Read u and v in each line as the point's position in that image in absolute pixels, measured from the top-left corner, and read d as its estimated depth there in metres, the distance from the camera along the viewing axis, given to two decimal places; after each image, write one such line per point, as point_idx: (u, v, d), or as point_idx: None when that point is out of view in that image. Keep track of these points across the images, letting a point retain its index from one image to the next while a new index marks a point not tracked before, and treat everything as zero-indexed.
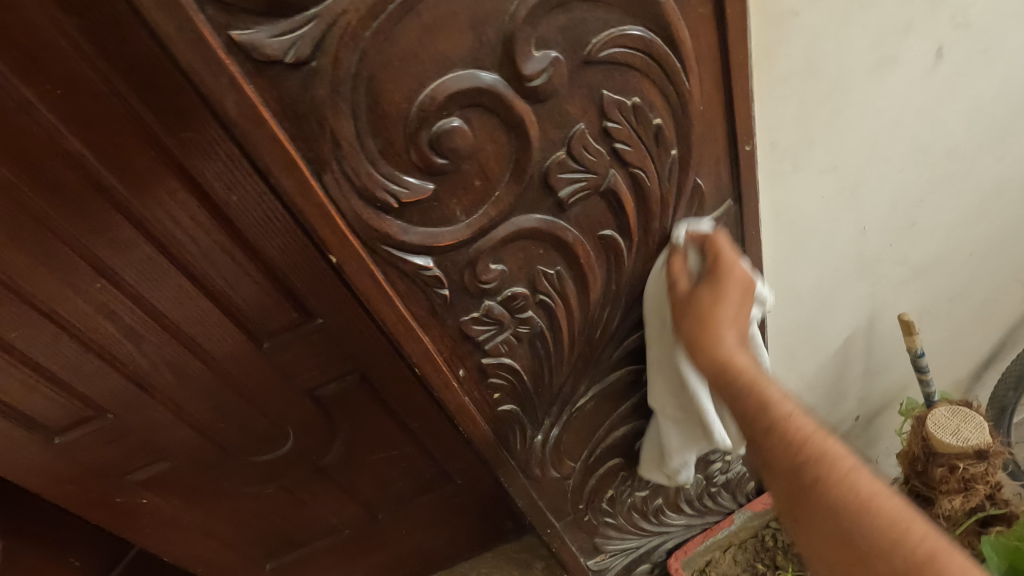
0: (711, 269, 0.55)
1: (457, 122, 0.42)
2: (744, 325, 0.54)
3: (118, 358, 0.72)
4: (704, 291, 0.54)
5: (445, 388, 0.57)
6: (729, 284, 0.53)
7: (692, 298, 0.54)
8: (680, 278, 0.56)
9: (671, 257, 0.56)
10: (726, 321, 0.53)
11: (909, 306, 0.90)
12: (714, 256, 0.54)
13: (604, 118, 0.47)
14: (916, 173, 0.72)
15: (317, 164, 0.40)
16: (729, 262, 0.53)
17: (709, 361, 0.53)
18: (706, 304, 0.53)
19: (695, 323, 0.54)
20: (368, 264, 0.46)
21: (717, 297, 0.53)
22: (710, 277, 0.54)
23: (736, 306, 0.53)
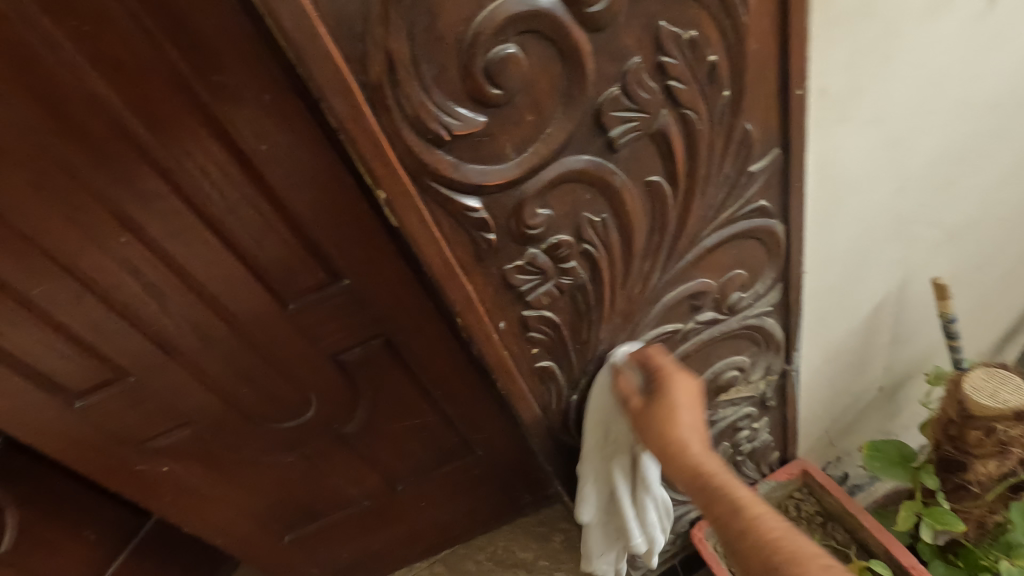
0: (656, 387, 0.60)
1: (513, 49, 0.41)
2: (701, 425, 0.58)
3: (141, 318, 0.70)
4: (654, 408, 0.59)
5: (486, 341, 0.55)
6: (673, 393, 0.58)
7: (646, 408, 0.59)
8: (630, 397, 0.61)
9: (615, 377, 0.62)
10: (679, 407, 0.58)
11: (941, 271, 0.89)
12: (659, 376, 0.60)
13: (660, 51, 0.46)
14: (959, 129, 0.71)
15: (370, 88, 0.38)
16: (670, 376, 0.59)
17: (657, 448, 0.57)
18: (654, 416, 0.58)
19: (653, 438, 0.58)
20: (417, 202, 0.44)
21: (666, 407, 0.58)
22: (658, 394, 0.59)
23: (686, 410, 0.58)
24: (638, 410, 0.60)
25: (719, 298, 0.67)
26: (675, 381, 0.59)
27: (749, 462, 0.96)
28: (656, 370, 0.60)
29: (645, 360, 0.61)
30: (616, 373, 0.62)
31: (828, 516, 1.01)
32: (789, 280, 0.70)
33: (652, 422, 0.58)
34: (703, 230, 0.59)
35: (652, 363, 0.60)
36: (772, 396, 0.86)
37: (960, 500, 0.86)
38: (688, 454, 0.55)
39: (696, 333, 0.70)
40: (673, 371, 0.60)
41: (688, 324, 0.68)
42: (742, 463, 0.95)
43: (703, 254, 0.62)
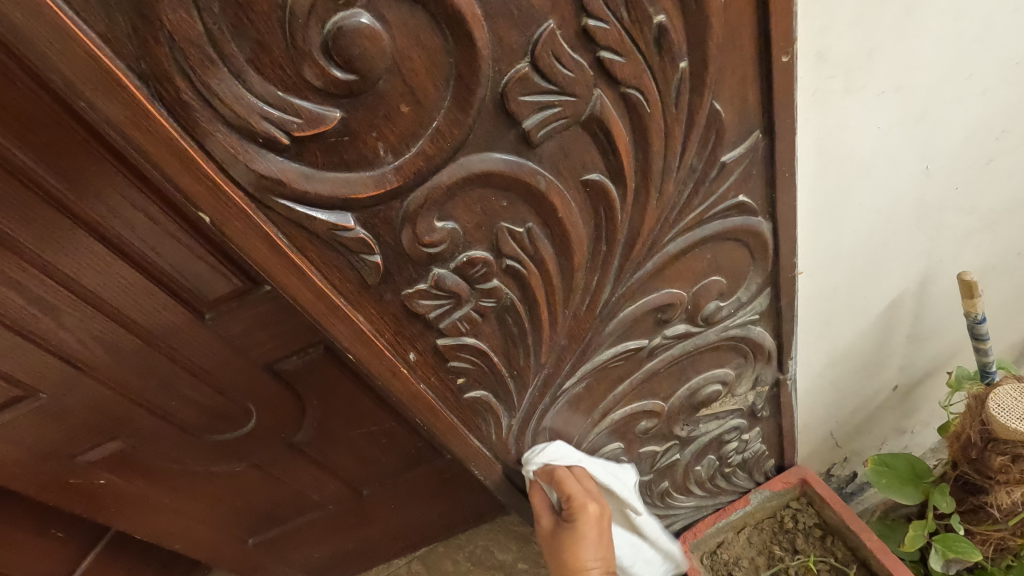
0: (567, 515, 0.62)
1: (365, 18, 0.29)
2: (603, 548, 0.63)
3: (35, 332, 0.60)
4: (565, 538, 0.63)
5: (394, 378, 0.46)
6: (584, 525, 0.61)
7: (558, 535, 0.64)
8: (544, 516, 0.64)
9: (531, 490, 0.63)
10: (586, 560, 0.63)
11: (972, 261, 0.76)
12: (570, 505, 0.61)
13: (584, 12, 0.34)
14: (1002, 95, 0.56)
15: (156, 81, 0.28)
16: (582, 506, 0.60)
17: (565, 572, 0.65)
18: (566, 543, 0.63)
19: (563, 562, 0.64)
20: (258, 223, 0.34)
21: (572, 544, 0.62)
22: (570, 527, 0.62)
23: (591, 537, 0.62)
24: (549, 525, 0.64)
25: (692, 310, 0.57)
26: (584, 511, 0.60)
27: (740, 473, 0.86)
28: (567, 498, 0.61)
29: (551, 478, 0.61)
30: (533, 485, 0.63)
31: (829, 529, 0.92)
32: (780, 285, 0.59)
33: (564, 542, 0.63)
34: (666, 236, 0.48)
35: (561, 488, 0.61)
36: (764, 407, 0.76)
37: (978, 521, 0.76)
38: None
39: (665, 350, 0.60)
40: (585, 504, 0.61)
41: (655, 339, 0.57)
42: (732, 473, 0.86)
43: (668, 262, 0.51)
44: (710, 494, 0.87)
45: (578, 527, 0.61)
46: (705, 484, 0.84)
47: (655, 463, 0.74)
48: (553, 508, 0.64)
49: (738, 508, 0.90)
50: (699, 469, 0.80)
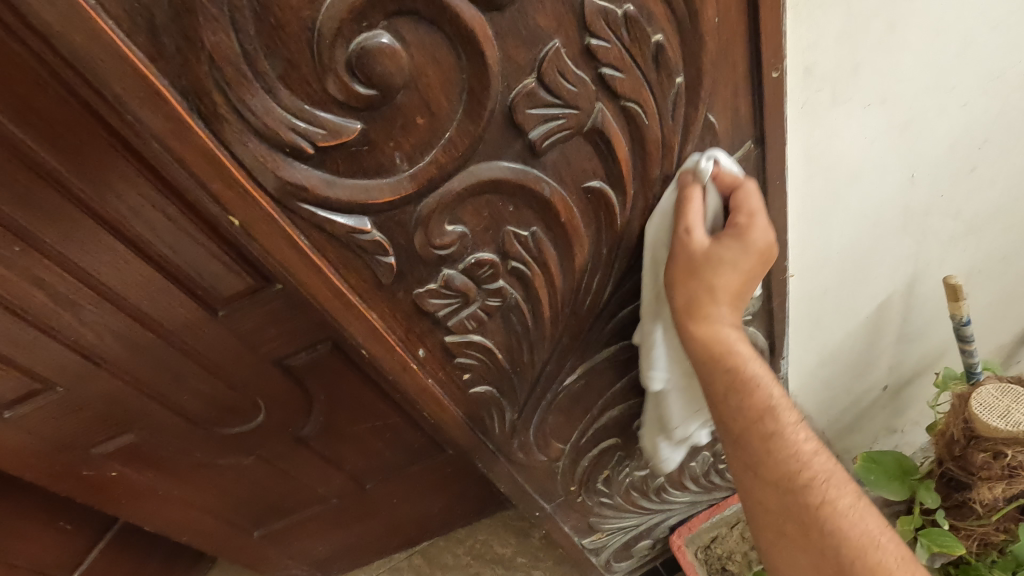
0: (733, 233, 0.46)
1: (386, 38, 0.32)
2: (744, 294, 0.49)
3: (56, 328, 0.63)
4: (723, 254, 0.46)
5: (404, 372, 0.48)
6: (751, 261, 0.46)
7: (707, 256, 0.46)
8: (697, 227, 0.45)
9: (688, 187, 0.45)
10: (723, 292, 0.47)
11: (957, 265, 0.78)
12: (742, 217, 0.46)
13: (586, 32, 0.36)
14: (983, 105, 0.59)
15: (194, 97, 0.30)
16: (752, 220, 0.46)
17: (702, 352, 0.50)
18: (715, 276, 0.46)
19: (696, 280, 0.47)
20: (282, 226, 0.36)
21: (738, 261, 0.46)
22: (734, 240, 0.46)
23: (750, 274, 0.48)
24: (700, 250, 0.46)
25: None
26: (756, 225, 0.46)
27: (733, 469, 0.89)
28: (746, 212, 0.46)
29: (728, 185, 0.46)
30: (692, 184, 0.45)
31: None
32: (772, 287, 0.61)
33: (703, 267, 0.46)
34: None
35: (739, 197, 0.46)
36: None
37: (963, 518, 0.78)
38: (727, 347, 0.50)
39: None
40: (764, 235, 0.46)
41: None
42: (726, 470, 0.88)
43: None
44: (705, 490, 0.89)
45: (750, 276, 0.48)
46: (699, 479, 0.87)
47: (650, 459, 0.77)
48: (706, 227, 0.47)
49: (731, 504, 0.93)
50: (694, 465, 0.83)
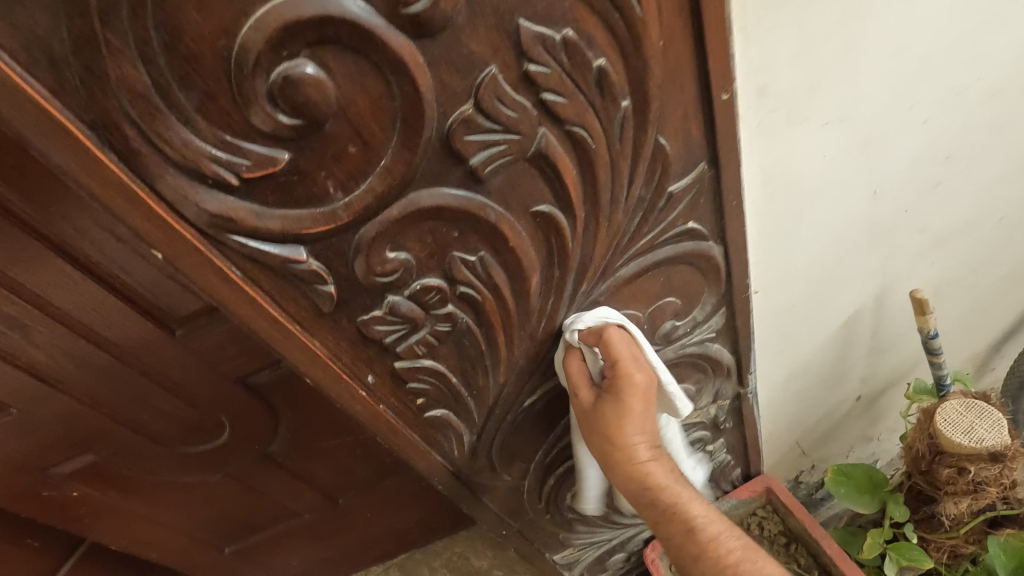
0: (612, 385, 0.52)
1: (309, 67, 0.30)
2: (648, 421, 0.55)
3: (5, 350, 0.61)
4: (608, 411, 0.53)
5: (353, 399, 0.47)
6: (630, 401, 0.52)
7: (599, 412, 0.54)
8: (582, 390, 0.53)
9: (567, 357, 0.52)
10: (631, 432, 0.54)
11: (926, 277, 0.78)
12: (613, 370, 0.51)
13: (525, 58, 0.35)
14: (945, 123, 0.58)
15: (106, 130, 0.29)
16: (628, 376, 0.51)
17: (611, 462, 0.57)
18: (613, 421, 0.53)
19: (602, 433, 0.55)
20: (211, 258, 0.35)
21: (624, 416, 0.53)
22: (612, 397, 0.53)
23: (638, 414, 0.54)
24: (589, 405, 0.54)
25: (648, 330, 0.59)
26: (631, 382, 0.51)
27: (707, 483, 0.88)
28: (611, 363, 0.51)
29: (597, 342, 0.51)
30: (571, 350, 0.52)
31: (793, 537, 0.94)
32: (735, 304, 0.60)
33: (603, 430, 0.54)
34: (618, 261, 0.50)
35: (607, 351, 0.51)
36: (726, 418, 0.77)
37: (931, 530, 0.78)
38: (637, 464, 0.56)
39: None
40: (634, 372, 0.51)
41: None
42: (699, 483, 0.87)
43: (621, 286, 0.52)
44: None
45: (632, 412, 0.53)
46: None
47: None
48: (592, 382, 0.54)
49: None
50: None
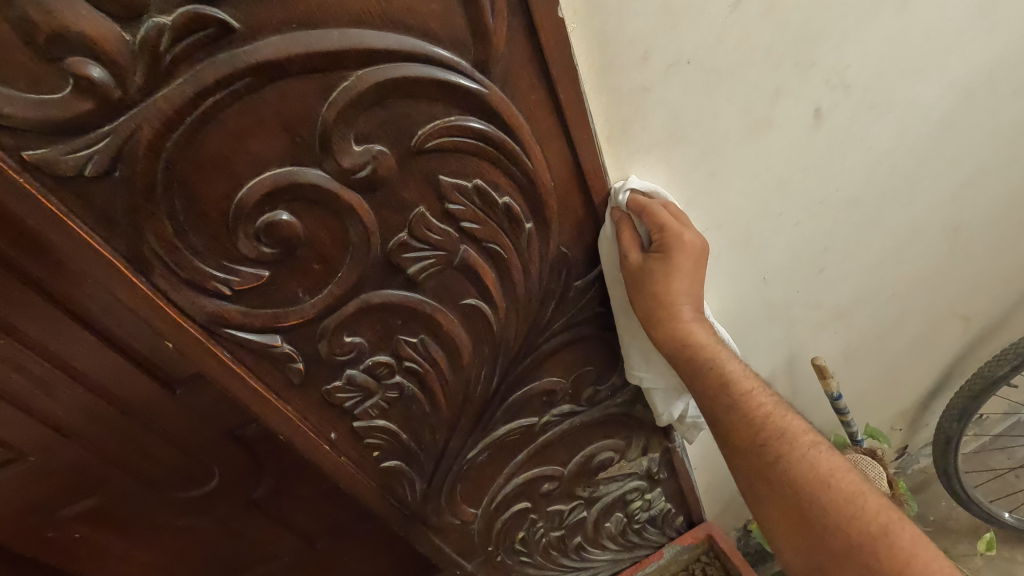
0: (660, 246, 0.55)
1: (284, 215, 0.43)
2: (696, 283, 0.58)
3: (31, 407, 0.72)
4: (657, 269, 0.56)
5: (319, 452, 0.58)
6: (680, 253, 0.56)
7: (645, 272, 0.57)
8: (632, 251, 0.56)
9: (617, 227, 0.56)
10: (682, 290, 0.57)
11: (832, 343, 0.90)
12: (662, 236, 0.55)
13: (444, 200, 0.48)
14: (815, 225, 0.72)
15: (139, 263, 0.42)
16: (677, 233, 0.55)
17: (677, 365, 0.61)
18: (660, 280, 0.56)
19: (649, 295, 0.57)
20: (209, 345, 0.47)
21: (671, 272, 0.56)
22: (661, 256, 0.56)
23: (689, 271, 0.57)
24: (638, 268, 0.57)
25: (572, 393, 0.70)
26: (681, 239, 0.55)
27: (650, 529, 0.97)
28: (660, 229, 0.55)
29: (641, 210, 0.55)
30: (621, 220, 0.56)
31: None
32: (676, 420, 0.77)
33: (660, 277, 0.56)
34: (540, 339, 0.62)
35: (652, 220, 0.55)
36: (660, 470, 0.87)
37: None
38: (682, 322, 0.59)
39: (555, 425, 0.72)
40: (683, 232, 0.55)
41: (544, 417, 0.70)
42: (643, 529, 0.96)
43: (544, 358, 0.64)
44: (625, 548, 0.97)
45: (686, 251, 0.56)
46: (617, 539, 0.95)
47: (563, 520, 0.85)
48: (641, 247, 0.57)
49: (653, 561, 1.01)
50: (609, 525, 0.91)
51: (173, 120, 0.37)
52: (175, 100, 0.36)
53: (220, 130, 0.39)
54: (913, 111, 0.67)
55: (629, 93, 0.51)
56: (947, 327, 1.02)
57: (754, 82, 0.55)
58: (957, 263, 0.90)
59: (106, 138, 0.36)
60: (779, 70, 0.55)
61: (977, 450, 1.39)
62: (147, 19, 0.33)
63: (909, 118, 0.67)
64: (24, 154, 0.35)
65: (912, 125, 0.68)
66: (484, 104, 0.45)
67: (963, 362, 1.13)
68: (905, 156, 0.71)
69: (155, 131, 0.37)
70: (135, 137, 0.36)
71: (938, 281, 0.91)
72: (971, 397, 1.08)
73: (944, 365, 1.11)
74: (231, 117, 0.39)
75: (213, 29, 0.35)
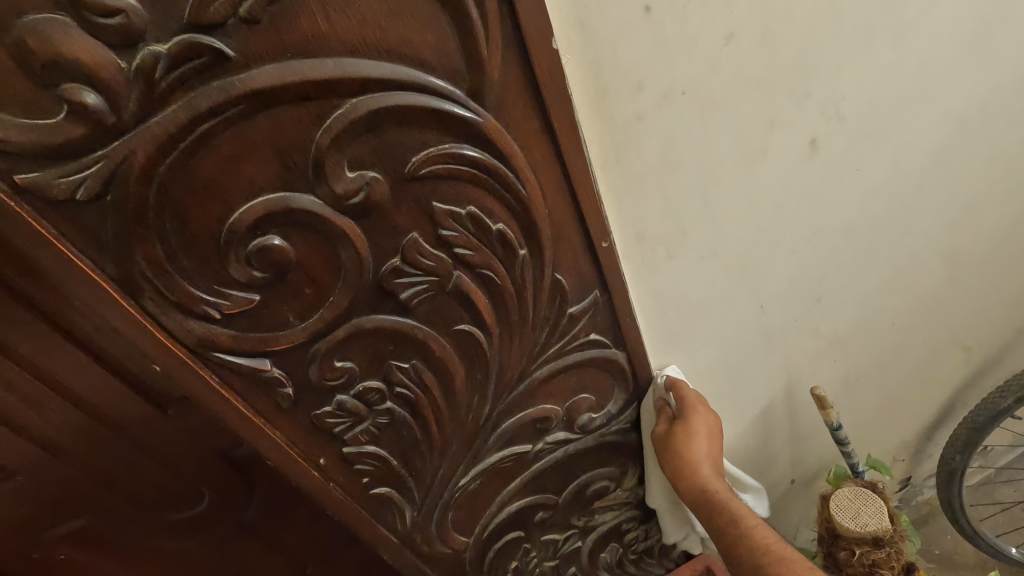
0: (682, 412, 0.69)
1: (276, 240, 0.43)
2: (711, 443, 0.70)
3: (21, 425, 0.71)
4: (678, 435, 0.69)
5: (307, 477, 0.58)
6: (697, 418, 0.69)
7: (671, 434, 0.70)
8: (660, 423, 0.72)
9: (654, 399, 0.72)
10: (702, 455, 0.69)
11: (831, 372, 0.89)
12: (684, 410, 0.69)
13: (438, 226, 0.48)
14: (812, 253, 0.71)
15: (128, 285, 0.41)
16: (694, 407, 0.69)
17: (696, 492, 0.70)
18: (679, 439, 0.69)
19: (675, 459, 0.70)
20: (198, 368, 0.47)
21: (689, 432, 0.68)
22: (680, 425, 0.69)
23: (703, 440, 0.69)
24: (664, 433, 0.71)
25: (566, 420, 0.69)
26: (693, 417, 0.69)
27: (647, 560, 0.95)
28: (683, 401, 0.69)
29: (674, 391, 0.70)
30: (658, 397, 0.71)
31: None
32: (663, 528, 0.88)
33: (681, 440, 0.69)
34: (533, 365, 0.61)
35: (679, 394, 0.70)
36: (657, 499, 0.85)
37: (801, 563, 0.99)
38: (694, 453, 0.69)
39: (549, 453, 0.71)
40: (702, 411, 0.69)
41: (538, 445, 0.69)
42: (640, 560, 0.94)
43: (538, 385, 0.63)
44: None
45: (692, 435, 0.68)
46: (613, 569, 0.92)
47: (557, 550, 0.83)
48: (668, 415, 0.72)
49: None
50: (605, 557, 0.89)
51: (166, 145, 0.37)
52: (168, 126, 0.37)
53: (214, 155, 0.39)
54: (908, 141, 0.67)
55: (623, 122, 0.51)
56: (948, 357, 1.01)
57: (748, 112, 0.55)
58: (956, 293, 0.89)
59: (98, 162, 0.36)
60: (773, 100, 0.55)
61: (981, 483, 1.37)
62: (142, 46, 0.34)
63: (903, 148, 0.67)
64: (15, 176, 0.35)
65: (908, 156, 0.68)
66: (478, 131, 0.45)
67: (965, 392, 1.12)
68: (901, 186, 0.71)
69: (148, 156, 0.37)
70: (126, 161, 0.37)
71: (937, 310, 0.91)
72: (975, 430, 1.07)
73: (946, 395, 1.10)
74: (224, 143, 0.39)
75: (207, 58, 0.35)
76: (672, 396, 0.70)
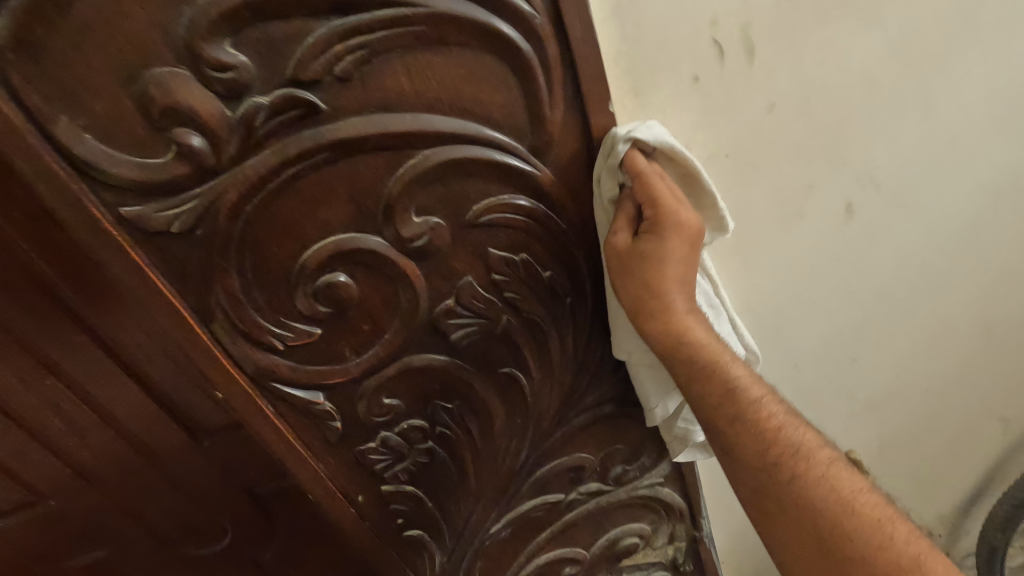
0: (655, 221, 0.48)
1: (342, 277, 0.46)
2: (688, 270, 0.50)
3: (61, 448, 0.72)
4: (645, 246, 0.49)
5: (344, 514, 0.58)
6: (671, 233, 0.48)
7: (636, 251, 0.49)
8: (621, 230, 0.49)
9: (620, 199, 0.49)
10: (672, 278, 0.50)
11: (862, 435, 0.89)
12: (653, 210, 0.47)
13: (491, 271, 0.51)
14: (847, 314, 0.72)
15: (204, 314, 0.44)
16: (670, 208, 0.47)
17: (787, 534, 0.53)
18: (647, 267, 0.49)
19: (633, 280, 0.50)
20: (255, 397, 0.48)
21: (658, 255, 0.48)
22: (656, 234, 0.48)
23: (678, 256, 0.49)
24: (626, 249, 0.50)
25: (600, 471, 0.69)
26: (673, 213, 0.48)
27: None
28: (650, 199, 0.47)
29: (637, 171, 0.47)
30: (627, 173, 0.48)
31: None
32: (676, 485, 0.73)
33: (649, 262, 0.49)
34: (571, 412, 0.62)
35: (644, 187, 0.47)
36: (687, 562, 0.83)
37: None
38: (672, 315, 0.51)
39: (580, 504, 0.70)
40: (680, 211, 0.48)
41: (571, 495, 0.69)
42: None
43: (574, 433, 0.64)
44: None
45: (681, 226, 0.48)
46: None
47: None
48: (632, 220, 0.50)
49: None
50: None
51: (256, 186, 0.40)
52: (260, 169, 0.40)
53: (295, 196, 0.42)
54: (943, 208, 0.68)
55: None
56: (988, 429, 0.98)
57: (787, 177, 0.58)
58: (995, 362, 0.88)
59: (195, 199, 0.40)
60: (811, 166, 0.58)
61: None
62: (246, 99, 0.38)
63: (938, 215, 0.69)
64: (120, 210, 0.39)
65: (942, 223, 0.70)
66: (535, 184, 0.48)
67: (1008, 468, 1.08)
68: (936, 252, 0.72)
69: (239, 196, 0.40)
70: (219, 200, 0.40)
71: (975, 378, 0.89)
72: (1018, 507, 1.02)
73: (987, 469, 1.06)
74: (306, 186, 0.42)
75: (301, 111, 0.39)
76: (640, 192, 0.48)
